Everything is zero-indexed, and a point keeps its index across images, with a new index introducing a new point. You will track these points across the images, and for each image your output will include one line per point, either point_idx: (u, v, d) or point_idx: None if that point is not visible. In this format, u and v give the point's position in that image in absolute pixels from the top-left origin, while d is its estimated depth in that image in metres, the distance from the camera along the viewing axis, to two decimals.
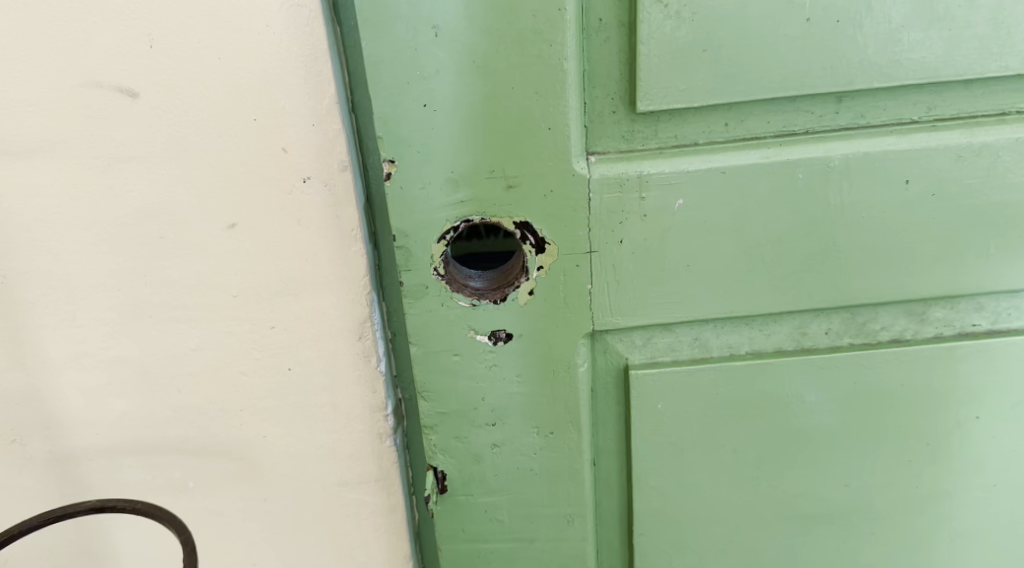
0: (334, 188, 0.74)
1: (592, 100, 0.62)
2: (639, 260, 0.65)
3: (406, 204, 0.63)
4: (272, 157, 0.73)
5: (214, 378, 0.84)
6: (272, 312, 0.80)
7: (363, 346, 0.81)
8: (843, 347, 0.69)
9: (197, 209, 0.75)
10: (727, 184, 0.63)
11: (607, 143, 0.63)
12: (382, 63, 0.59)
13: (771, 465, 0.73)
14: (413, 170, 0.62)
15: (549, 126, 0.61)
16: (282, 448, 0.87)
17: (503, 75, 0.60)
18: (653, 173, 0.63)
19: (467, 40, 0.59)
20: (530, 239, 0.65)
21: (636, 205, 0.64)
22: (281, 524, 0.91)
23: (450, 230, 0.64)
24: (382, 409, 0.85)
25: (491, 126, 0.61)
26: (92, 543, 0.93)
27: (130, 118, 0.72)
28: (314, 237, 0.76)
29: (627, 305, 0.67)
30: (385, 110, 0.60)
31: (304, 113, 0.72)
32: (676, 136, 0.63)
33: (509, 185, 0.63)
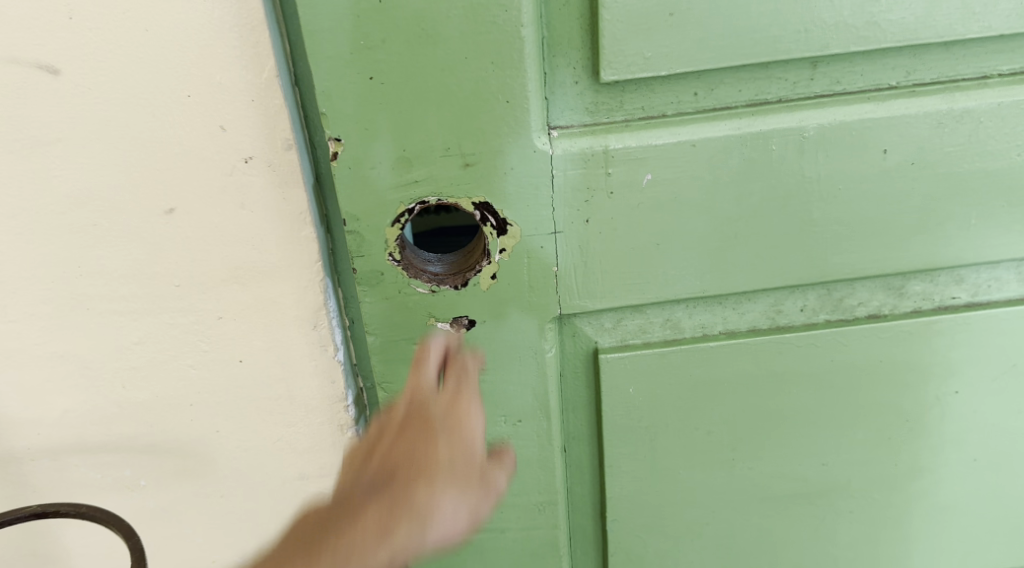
0: (278, 168, 0.70)
1: (554, 70, 0.59)
2: (608, 239, 0.62)
3: (356, 186, 0.59)
4: (210, 135, 0.69)
5: (160, 373, 0.79)
6: (218, 301, 0.76)
7: (319, 334, 0.77)
8: (820, 324, 0.67)
9: (133, 193, 0.71)
10: (697, 156, 0.60)
11: (570, 116, 0.60)
12: (322, 34, 0.55)
13: (747, 446, 0.71)
14: (362, 149, 0.58)
15: (507, 99, 0.58)
16: (236, 444, 0.83)
17: (457, 45, 0.56)
18: (620, 147, 0.60)
19: (415, 6, 0.55)
20: (492, 220, 0.61)
21: (602, 182, 0.60)
22: (237, 522, 0.88)
23: (404, 213, 0.61)
24: (340, 401, 0.81)
25: (445, 100, 0.57)
26: (39, 546, 0.89)
27: (52, 96, 0.67)
28: (259, 221, 0.72)
29: (596, 287, 0.64)
30: (328, 84, 0.56)
31: (243, 88, 0.67)
32: (643, 107, 0.60)
33: (467, 162, 0.59)
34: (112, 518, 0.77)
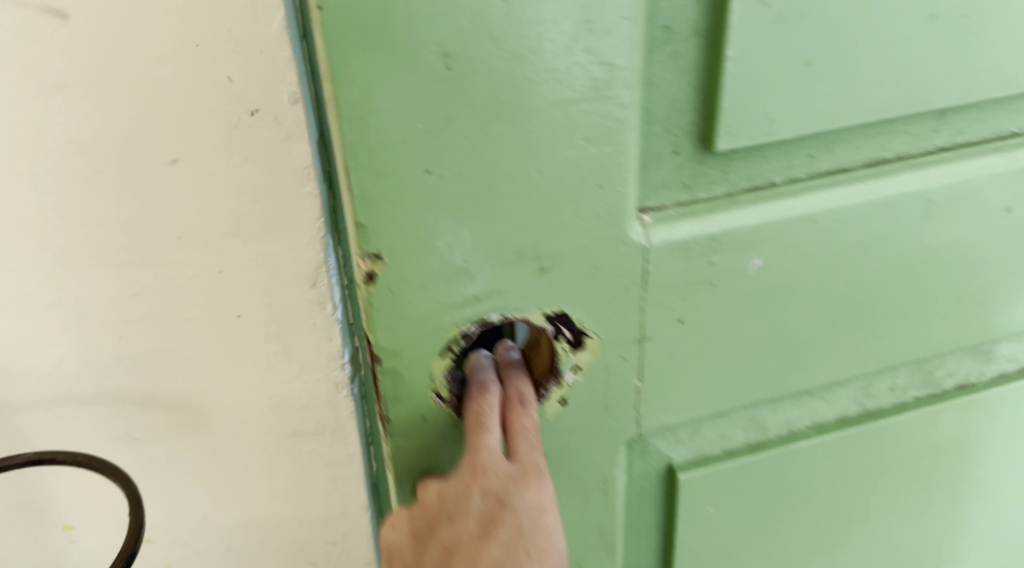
0: (285, 123, 0.71)
1: (658, 143, 0.61)
2: (690, 343, 0.67)
3: (406, 310, 0.60)
4: (214, 85, 0.69)
5: (160, 324, 0.78)
6: (217, 256, 0.76)
7: (311, 272, 0.78)
8: (908, 403, 0.78)
9: (130, 143, 0.70)
10: (789, 229, 0.65)
11: (662, 198, 0.63)
12: (377, 108, 0.52)
13: (843, 512, 0.81)
14: (416, 271, 0.58)
15: (599, 184, 0.59)
16: (231, 401, 0.83)
17: (549, 142, 0.56)
18: (725, 231, 0.63)
19: (510, 69, 0.53)
20: (568, 334, 0.64)
21: (705, 269, 0.64)
22: (228, 476, 0.87)
23: (459, 339, 0.62)
24: (326, 330, 0.81)
25: (525, 200, 0.58)
26: (25, 498, 0.82)
27: (53, 40, 0.66)
28: (262, 173, 0.73)
29: (678, 403, 0.70)
30: (389, 190, 0.55)
31: (254, 38, 0.67)
32: (749, 176, 0.64)
33: (542, 267, 0.61)
34: (110, 471, 0.76)
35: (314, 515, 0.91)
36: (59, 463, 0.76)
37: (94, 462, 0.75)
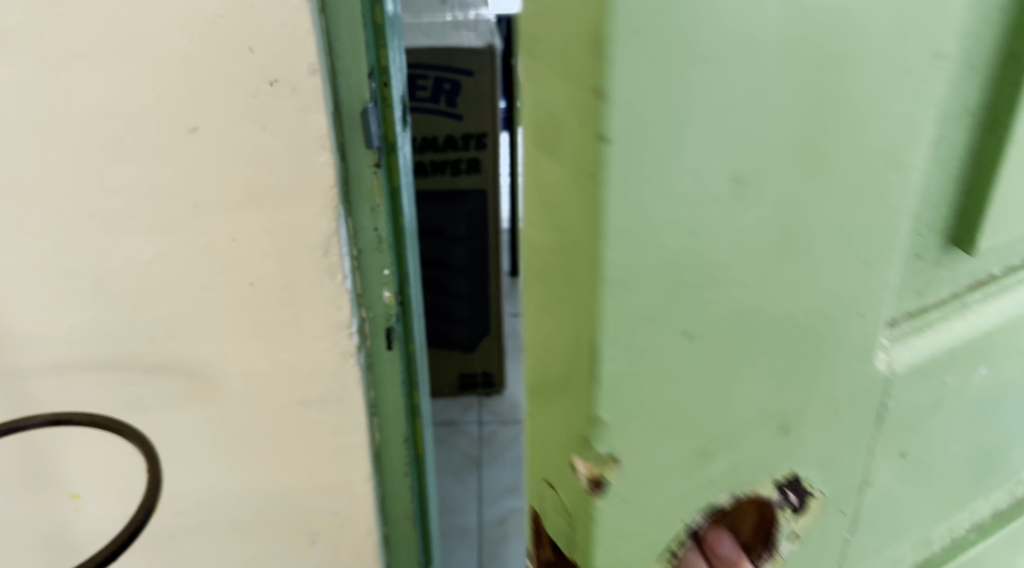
0: (302, 92, 0.81)
1: (919, 242, 0.41)
2: (916, 486, 0.48)
3: (632, 536, 0.37)
4: (238, 57, 0.78)
5: (176, 293, 0.88)
6: (234, 224, 0.86)
7: (323, 240, 0.88)
8: None
9: (160, 112, 0.80)
10: (1007, 331, 0.47)
11: (899, 302, 0.42)
12: (641, 226, 0.30)
13: None
14: (655, 469, 0.36)
15: (866, 309, 0.39)
16: (241, 367, 0.93)
17: (842, 265, 0.36)
18: (965, 326, 0.45)
19: (892, 134, 0.34)
20: (794, 500, 0.43)
21: (945, 389, 0.46)
22: (234, 445, 0.98)
23: (686, 537, 0.40)
24: (337, 299, 0.91)
25: (807, 354, 0.38)
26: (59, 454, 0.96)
27: (85, 8, 0.74)
28: (279, 141, 0.83)
29: (891, 555, 0.50)
30: (630, 373, 0.33)
31: (275, 11, 0.77)
32: (972, 267, 0.44)
33: (786, 427, 0.39)
34: (129, 434, 0.80)
35: (314, 485, 1.02)
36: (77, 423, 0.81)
37: (110, 422, 0.80)
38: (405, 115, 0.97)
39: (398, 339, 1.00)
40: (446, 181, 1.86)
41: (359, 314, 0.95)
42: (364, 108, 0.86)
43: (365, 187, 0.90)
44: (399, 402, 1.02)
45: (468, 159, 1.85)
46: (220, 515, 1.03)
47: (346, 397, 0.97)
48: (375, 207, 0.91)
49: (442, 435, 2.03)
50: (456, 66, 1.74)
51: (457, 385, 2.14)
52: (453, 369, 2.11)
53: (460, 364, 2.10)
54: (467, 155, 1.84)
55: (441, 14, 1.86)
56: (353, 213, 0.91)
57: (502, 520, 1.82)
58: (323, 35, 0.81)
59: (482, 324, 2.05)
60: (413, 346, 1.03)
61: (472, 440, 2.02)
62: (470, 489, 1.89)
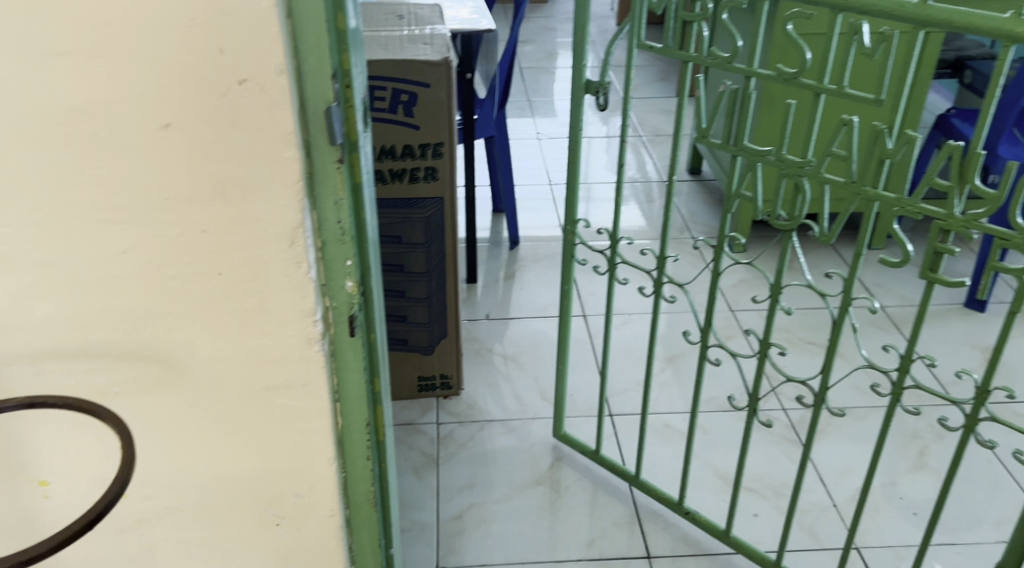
0: (269, 90, 0.86)
1: None
2: None
3: None
4: (209, 57, 0.83)
5: (146, 284, 0.93)
6: (204, 215, 0.91)
7: (290, 231, 0.93)
8: None
9: (134, 107, 0.85)
10: None
11: None
12: None
13: None
14: None
15: None
16: (209, 354, 0.98)
17: None
18: None
19: None
20: None
21: None
22: (202, 429, 1.02)
23: None
24: (302, 288, 0.96)
25: None
26: (26, 443, 0.98)
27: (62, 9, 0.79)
28: (247, 137, 0.87)
29: None
30: None
31: (245, 15, 0.82)
32: None
33: None
34: (103, 414, 0.84)
35: (279, 468, 1.07)
36: (52, 407, 0.84)
37: (87, 406, 0.84)
38: (365, 119, 1.03)
39: (361, 327, 1.05)
40: (403, 188, 1.91)
41: (323, 303, 1.00)
42: (328, 108, 0.91)
43: (329, 182, 0.95)
44: (361, 388, 1.07)
45: (425, 167, 1.90)
46: (188, 498, 1.07)
47: (310, 382, 1.02)
48: (338, 201, 0.97)
49: (401, 435, 2.08)
50: (413, 77, 1.80)
51: (415, 387, 2.18)
52: (411, 372, 2.15)
53: (418, 366, 2.15)
54: (425, 163, 1.90)
55: (397, 28, 1.92)
56: (317, 206, 0.96)
57: (460, 516, 1.87)
58: (290, 39, 0.86)
59: (440, 327, 2.10)
60: (374, 335, 1.08)
61: (430, 439, 2.07)
62: (429, 486, 1.94)
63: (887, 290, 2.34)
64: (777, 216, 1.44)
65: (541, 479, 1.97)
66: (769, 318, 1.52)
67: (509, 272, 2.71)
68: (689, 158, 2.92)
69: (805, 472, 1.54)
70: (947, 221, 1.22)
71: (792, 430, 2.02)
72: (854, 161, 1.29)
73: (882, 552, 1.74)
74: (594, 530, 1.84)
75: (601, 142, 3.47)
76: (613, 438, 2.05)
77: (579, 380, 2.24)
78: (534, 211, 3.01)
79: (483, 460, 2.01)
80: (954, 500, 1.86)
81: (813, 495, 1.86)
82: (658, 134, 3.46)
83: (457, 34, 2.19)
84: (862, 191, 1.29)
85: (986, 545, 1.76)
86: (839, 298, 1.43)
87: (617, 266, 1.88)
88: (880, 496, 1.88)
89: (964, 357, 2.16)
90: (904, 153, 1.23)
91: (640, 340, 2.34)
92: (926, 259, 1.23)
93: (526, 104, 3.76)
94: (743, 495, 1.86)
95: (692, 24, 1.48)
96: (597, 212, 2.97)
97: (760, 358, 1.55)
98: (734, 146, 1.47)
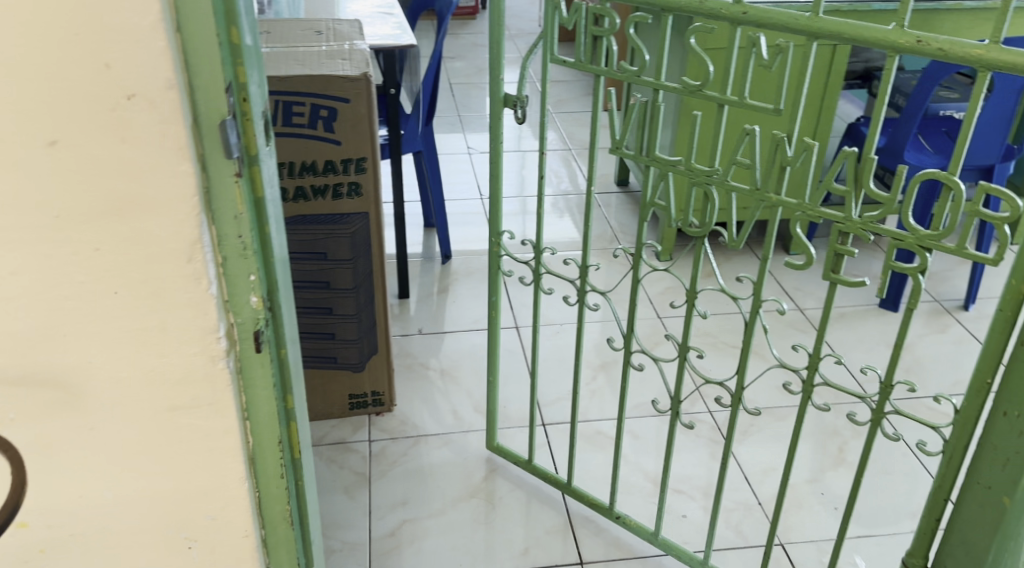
0: (159, 105, 0.84)
1: None
2: None
3: None
4: (96, 73, 0.82)
5: (40, 304, 0.91)
6: (96, 233, 0.89)
7: (187, 247, 0.91)
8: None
9: (19, 125, 0.83)
10: None
11: None
12: None
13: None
14: None
15: None
16: (110, 374, 0.96)
17: None
18: None
19: None
20: None
21: None
22: (106, 452, 1.00)
23: None
24: (203, 305, 0.94)
25: None
26: None
27: None
28: (137, 153, 0.86)
29: None
30: None
31: (131, 30, 0.81)
32: None
33: None
34: None
35: (189, 489, 1.05)
36: None
37: None
38: (267, 134, 1.01)
39: (268, 344, 1.03)
40: (327, 204, 1.90)
41: (226, 319, 0.98)
42: (223, 121, 0.89)
43: (227, 197, 0.93)
44: (271, 405, 1.06)
45: (349, 183, 1.89)
46: (96, 523, 1.05)
47: (217, 401, 1.00)
48: (238, 215, 0.95)
49: (332, 454, 2.05)
50: (332, 93, 1.78)
51: (347, 405, 2.15)
52: (342, 389, 2.13)
53: (349, 384, 2.13)
54: (348, 179, 1.89)
55: (316, 44, 1.91)
56: (216, 221, 0.94)
57: (392, 533, 1.85)
58: (179, 52, 0.85)
59: (370, 344, 2.08)
60: (284, 351, 1.07)
61: (362, 457, 2.04)
62: (361, 504, 1.92)
63: (807, 292, 2.40)
64: (689, 223, 1.48)
65: (474, 491, 1.96)
66: (687, 321, 1.55)
67: (442, 286, 2.70)
68: (616, 170, 2.96)
69: (727, 470, 1.58)
70: (845, 223, 1.30)
71: (717, 431, 2.06)
72: (758, 170, 1.35)
73: (805, 547, 1.78)
74: (528, 539, 1.84)
75: (531, 156, 3.50)
76: (545, 447, 2.06)
77: (512, 391, 2.24)
78: (466, 225, 3.02)
79: (417, 475, 2.00)
80: (872, 493, 1.91)
81: (739, 494, 1.90)
82: (586, 147, 3.49)
83: (378, 50, 2.18)
84: (766, 198, 1.36)
85: (903, 535, 1.81)
86: (751, 300, 1.46)
87: (543, 276, 1.89)
88: (804, 492, 1.92)
89: (879, 354, 2.22)
90: (803, 159, 1.29)
91: (571, 349, 2.36)
92: (827, 259, 1.31)
93: (457, 119, 3.77)
94: (672, 497, 1.89)
95: (602, 39, 1.51)
96: (529, 224, 2.99)
97: (680, 361, 1.58)
98: (647, 157, 1.51)
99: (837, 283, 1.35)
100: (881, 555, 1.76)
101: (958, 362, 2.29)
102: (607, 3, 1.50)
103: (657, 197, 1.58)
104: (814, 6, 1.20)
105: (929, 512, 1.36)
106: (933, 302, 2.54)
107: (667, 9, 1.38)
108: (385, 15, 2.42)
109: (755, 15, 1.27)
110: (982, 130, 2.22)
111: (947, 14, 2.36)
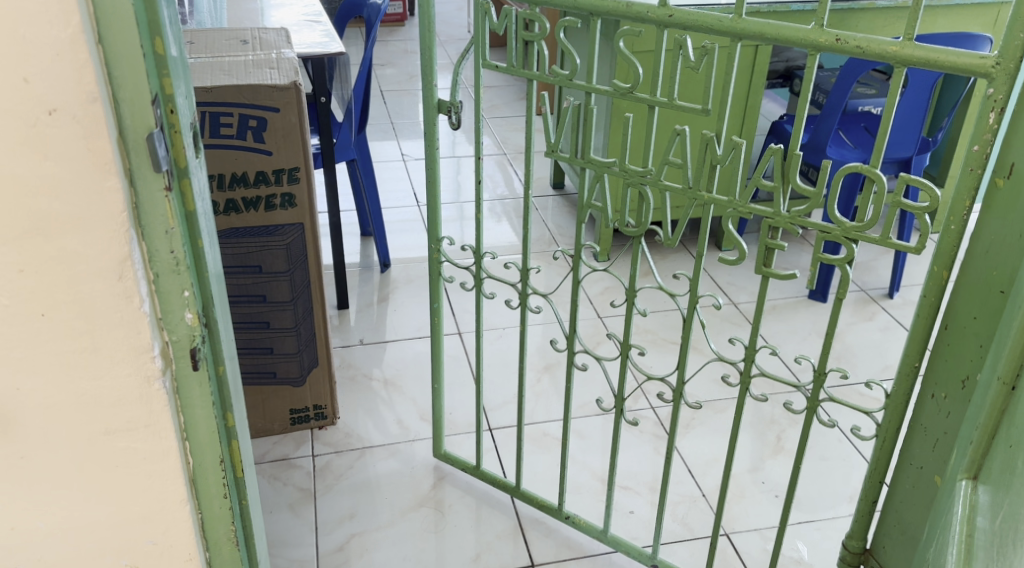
0: (82, 120, 0.81)
1: None
2: None
3: None
4: (14, 88, 0.79)
5: None
6: (19, 255, 0.86)
7: (117, 265, 0.88)
8: (977, 291, 1.15)
9: None
10: None
11: None
12: None
13: (965, 394, 1.19)
14: None
15: None
16: (39, 401, 0.93)
17: None
18: None
19: None
20: None
21: None
22: (40, 482, 0.97)
23: None
24: (135, 324, 0.91)
25: None
26: None
27: None
28: (60, 170, 0.83)
29: None
30: None
31: (47, 41, 0.78)
32: None
33: None
34: None
35: (128, 515, 1.02)
36: None
37: None
38: (197, 148, 0.98)
39: (206, 361, 1.00)
40: (259, 216, 1.86)
41: (159, 337, 0.95)
42: (149, 134, 0.86)
43: (157, 212, 0.90)
44: (211, 425, 1.03)
45: (282, 194, 1.86)
46: (32, 553, 1.02)
47: (153, 422, 0.97)
48: (169, 230, 0.92)
49: (275, 471, 2.01)
50: (260, 102, 1.75)
51: (288, 420, 2.12)
52: (283, 405, 2.09)
53: (290, 399, 2.09)
54: (281, 190, 1.85)
55: (243, 53, 1.88)
56: (146, 237, 0.91)
57: (340, 548, 1.83)
58: (100, 65, 0.82)
59: (310, 357, 2.04)
60: (223, 368, 1.04)
61: (306, 473, 2.01)
62: (306, 522, 1.88)
63: (739, 287, 2.44)
64: (625, 223, 1.49)
65: (423, 500, 1.95)
66: (627, 320, 1.55)
67: (382, 295, 2.68)
68: (551, 174, 2.97)
69: (671, 463, 1.58)
70: (774, 218, 1.33)
71: (659, 426, 2.08)
72: (689, 169, 1.37)
73: (749, 535, 1.81)
74: (479, 545, 1.83)
75: (466, 162, 3.50)
76: (492, 452, 2.06)
77: (456, 398, 2.23)
78: (404, 233, 3.00)
79: (363, 488, 1.97)
80: (810, 480, 1.95)
81: (683, 487, 1.92)
82: (521, 152, 3.51)
83: (306, 58, 2.16)
84: (698, 196, 1.37)
85: (841, 518, 1.86)
86: (687, 297, 1.47)
87: (484, 280, 1.87)
88: (745, 481, 1.95)
89: (811, 345, 2.28)
90: (732, 157, 1.31)
91: (513, 352, 2.36)
92: (759, 253, 1.34)
93: (390, 126, 3.75)
94: (619, 494, 1.91)
95: (533, 43, 1.51)
96: (467, 229, 2.98)
97: (622, 360, 1.58)
98: (582, 159, 1.52)
99: (769, 277, 1.37)
100: (823, 541, 1.80)
101: (886, 348, 2.36)
102: (537, 7, 1.50)
103: (593, 200, 1.59)
104: (737, 7, 1.22)
105: (865, 495, 1.40)
106: (860, 292, 2.62)
107: (595, 12, 1.38)
108: (311, 23, 2.39)
109: (681, 17, 1.29)
110: (898, 123, 2.29)
111: (861, 13, 2.44)
